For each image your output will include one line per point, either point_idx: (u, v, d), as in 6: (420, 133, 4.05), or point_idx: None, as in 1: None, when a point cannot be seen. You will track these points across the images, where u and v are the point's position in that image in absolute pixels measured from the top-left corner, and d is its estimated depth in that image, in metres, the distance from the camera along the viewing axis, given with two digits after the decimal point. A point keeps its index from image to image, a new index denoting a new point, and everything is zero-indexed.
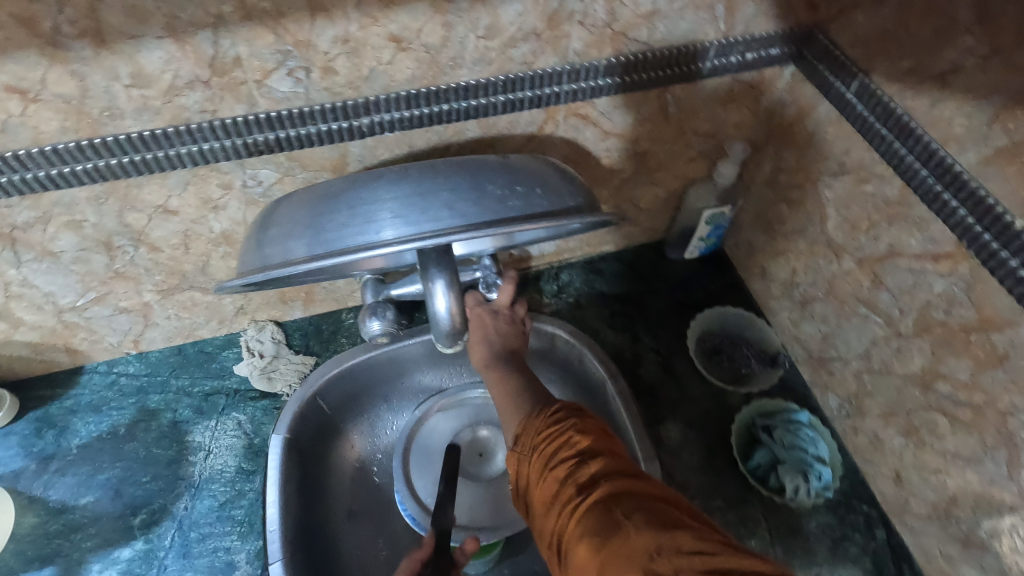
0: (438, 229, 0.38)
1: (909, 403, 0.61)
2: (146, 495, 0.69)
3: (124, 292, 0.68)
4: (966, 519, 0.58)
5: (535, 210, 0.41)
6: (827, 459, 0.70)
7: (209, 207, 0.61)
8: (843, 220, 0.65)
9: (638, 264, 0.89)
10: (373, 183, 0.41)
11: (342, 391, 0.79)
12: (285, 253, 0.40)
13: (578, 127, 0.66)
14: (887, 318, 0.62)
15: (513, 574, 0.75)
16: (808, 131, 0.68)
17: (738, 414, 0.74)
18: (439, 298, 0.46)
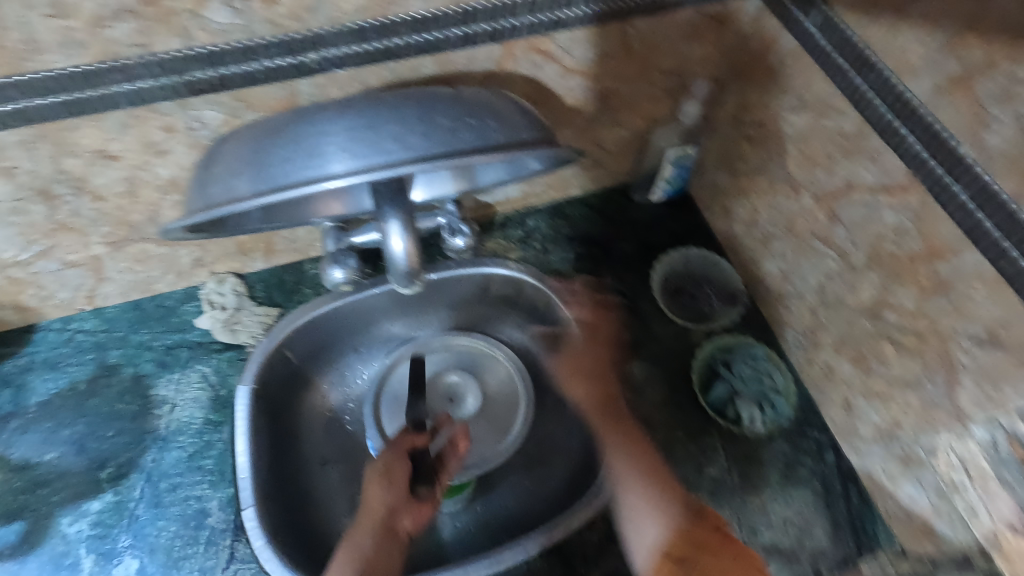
0: (387, 162, 0.37)
1: (859, 333, 0.64)
2: (112, 449, 0.68)
3: (71, 245, 0.65)
4: (907, 439, 0.61)
5: (489, 141, 0.40)
6: (781, 390, 0.73)
7: (153, 152, 0.58)
8: (803, 156, 0.66)
9: (604, 207, 0.89)
10: (318, 117, 0.39)
11: (309, 341, 0.78)
12: (229, 191, 0.39)
13: (538, 63, 0.65)
14: (841, 252, 0.64)
15: (485, 510, 0.78)
16: (771, 66, 0.67)
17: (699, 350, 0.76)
18: (395, 240, 0.46)
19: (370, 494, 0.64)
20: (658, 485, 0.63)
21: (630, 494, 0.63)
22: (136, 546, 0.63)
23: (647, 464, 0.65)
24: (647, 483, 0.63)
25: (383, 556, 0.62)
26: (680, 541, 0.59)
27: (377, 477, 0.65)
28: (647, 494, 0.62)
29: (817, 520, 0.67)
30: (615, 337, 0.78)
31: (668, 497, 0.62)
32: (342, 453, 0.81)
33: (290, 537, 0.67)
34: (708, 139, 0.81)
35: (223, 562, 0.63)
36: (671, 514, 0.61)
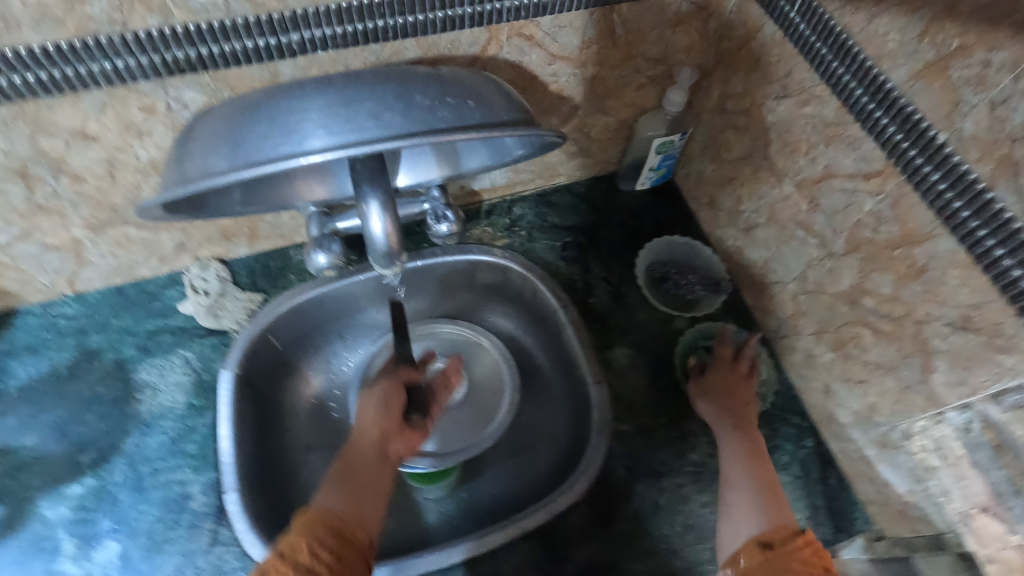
0: (363, 139, 0.37)
1: (839, 319, 0.65)
2: (94, 434, 0.68)
3: (50, 227, 0.64)
4: (884, 423, 0.62)
5: (467, 122, 0.40)
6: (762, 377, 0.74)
7: (132, 132, 0.57)
8: (785, 144, 0.66)
9: (591, 196, 0.90)
10: (294, 94, 0.39)
11: (293, 328, 0.78)
12: (205, 167, 0.39)
13: (523, 48, 0.64)
14: (822, 239, 0.65)
15: (470, 497, 0.78)
16: (754, 54, 0.67)
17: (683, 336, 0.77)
18: (375, 221, 0.46)
19: (366, 415, 0.64)
20: (773, 497, 0.57)
21: (734, 494, 0.58)
22: (118, 530, 0.63)
23: (758, 475, 0.60)
24: (755, 490, 0.58)
25: (373, 476, 0.59)
26: (778, 539, 0.52)
27: (373, 403, 0.65)
28: (762, 495, 0.57)
29: (798, 504, 0.67)
30: (739, 387, 0.70)
31: (770, 502, 0.56)
32: (328, 440, 0.80)
33: (273, 522, 0.67)
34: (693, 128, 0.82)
35: (205, 546, 0.62)
36: (778, 518, 0.54)
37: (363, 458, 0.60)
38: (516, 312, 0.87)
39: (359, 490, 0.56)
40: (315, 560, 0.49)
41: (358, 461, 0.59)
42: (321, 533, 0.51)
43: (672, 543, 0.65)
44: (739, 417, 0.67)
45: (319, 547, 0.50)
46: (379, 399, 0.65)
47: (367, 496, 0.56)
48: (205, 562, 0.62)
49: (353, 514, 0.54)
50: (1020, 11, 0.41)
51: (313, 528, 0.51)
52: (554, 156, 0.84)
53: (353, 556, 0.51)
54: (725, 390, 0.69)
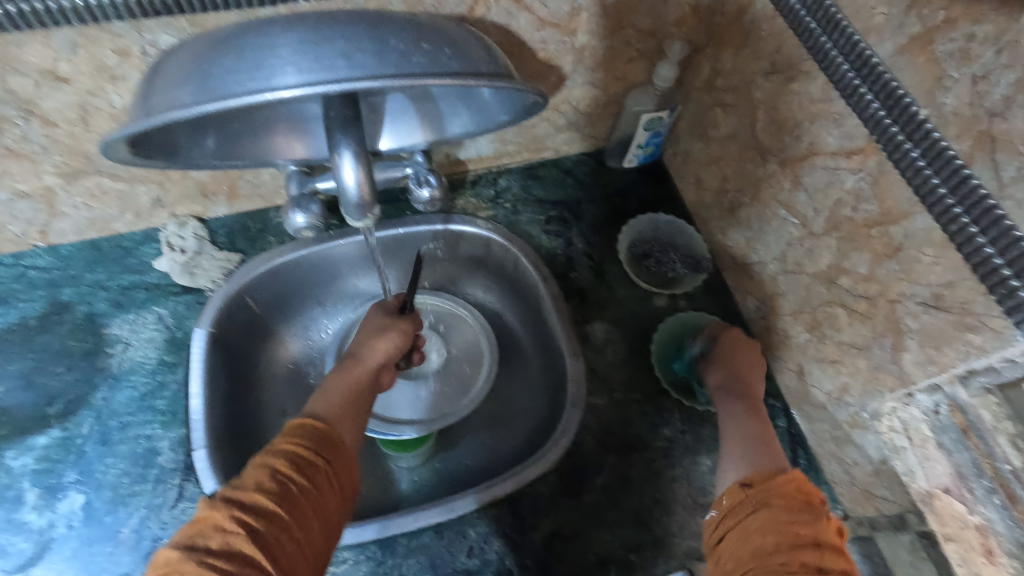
0: (333, 78, 0.36)
1: (815, 299, 0.65)
2: (61, 386, 0.67)
3: (21, 173, 0.63)
4: (854, 403, 0.63)
5: (441, 69, 0.40)
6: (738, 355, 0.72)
7: (106, 76, 0.56)
8: (771, 121, 0.66)
9: (577, 171, 0.89)
10: (264, 31, 0.38)
11: (271, 290, 0.77)
12: (170, 102, 0.38)
13: (511, 11, 0.64)
14: (803, 219, 0.65)
15: (444, 467, 0.77)
16: (745, 29, 0.67)
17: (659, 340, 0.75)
18: (347, 171, 0.45)
19: (372, 350, 0.63)
20: (765, 445, 0.58)
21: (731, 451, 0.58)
22: (83, 482, 0.62)
23: (750, 430, 0.60)
24: (746, 439, 0.59)
25: (365, 401, 0.58)
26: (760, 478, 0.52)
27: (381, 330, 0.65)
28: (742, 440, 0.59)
29: None
30: (755, 359, 0.69)
31: (763, 451, 0.57)
32: (304, 406, 0.80)
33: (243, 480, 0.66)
34: (682, 105, 0.81)
35: (171, 501, 0.62)
36: (768, 462, 0.55)
37: (359, 387, 0.58)
38: (497, 286, 0.87)
39: (355, 413, 0.55)
40: (320, 470, 0.47)
41: (356, 389, 0.58)
42: (323, 445, 0.49)
43: (640, 514, 0.65)
44: (746, 380, 0.66)
45: (324, 457, 0.48)
46: (394, 337, 0.64)
47: (361, 417, 0.56)
48: (170, 517, 0.61)
49: (350, 433, 0.53)
50: None
51: (315, 439, 0.49)
52: (542, 129, 0.83)
53: (351, 470, 0.50)
54: (736, 357, 0.68)
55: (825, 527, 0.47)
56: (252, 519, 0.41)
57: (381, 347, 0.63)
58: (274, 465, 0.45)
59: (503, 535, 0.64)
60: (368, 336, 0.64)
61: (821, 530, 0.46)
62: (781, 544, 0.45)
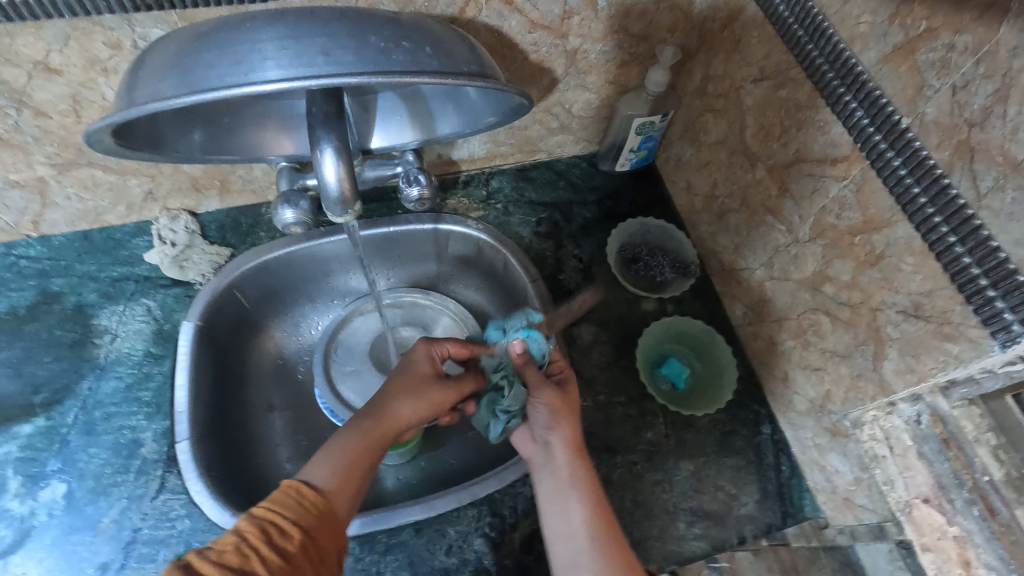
0: (312, 75, 0.36)
1: (800, 306, 0.65)
2: (48, 375, 0.68)
3: (13, 162, 0.63)
4: (837, 410, 0.62)
5: (421, 67, 0.40)
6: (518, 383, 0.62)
7: (98, 69, 0.57)
8: (759, 127, 0.66)
9: (569, 173, 0.89)
10: (246, 25, 0.38)
11: (260, 285, 0.78)
12: (152, 94, 0.38)
13: (502, 13, 0.64)
14: (789, 225, 0.65)
15: (429, 466, 0.77)
16: (735, 35, 0.67)
17: (642, 355, 0.75)
18: (328, 167, 0.45)
19: (398, 413, 0.58)
20: (615, 549, 0.53)
21: (583, 573, 0.52)
22: (65, 471, 0.62)
23: (577, 518, 0.55)
24: (604, 557, 0.52)
25: (372, 463, 0.56)
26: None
27: (410, 393, 0.59)
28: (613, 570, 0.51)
29: (748, 489, 0.68)
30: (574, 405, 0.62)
31: (612, 557, 0.52)
32: (292, 400, 0.80)
33: (228, 474, 0.67)
34: (675, 110, 0.81)
35: (152, 492, 0.62)
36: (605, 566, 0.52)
37: (370, 449, 0.56)
38: (487, 287, 0.87)
39: (352, 478, 0.53)
40: (298, 548, 0.46)
41: (365, 450, 0.55)
42: (302, 519, 0.48)
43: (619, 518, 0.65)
44: (575, 446, 0.59)
45: (304, 532, 0.47)
46: (420, 401, 0.60)
47: (360, 483, 0.54)
48: (151, 508, 0.61)
49: (340, 501, 0.51)
50: None
51: (296, 513, 0.48)
52: (535, 131, 0.83)
53: (334, 543, 0.49)
54: (561, 417, 0.59)
55: None
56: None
57: (405, 413, 0.59)
58: (247, 541, 0.44)
59: (482, 534, 0.64)
60: (393, 391, 0.60)
61: None
62: None
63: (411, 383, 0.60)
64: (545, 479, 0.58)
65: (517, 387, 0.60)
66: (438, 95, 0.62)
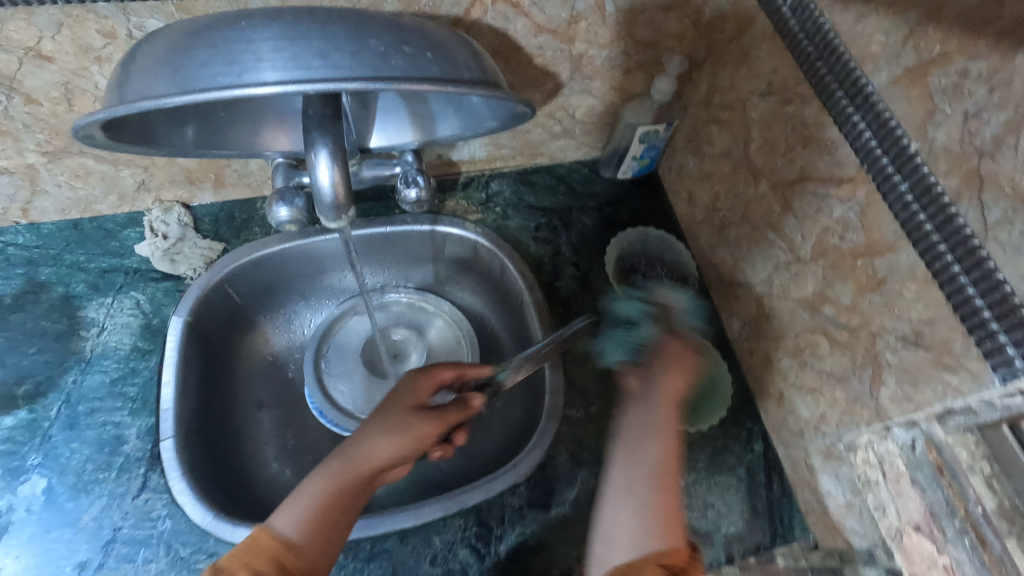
0: (306, 78, 0.35)
1: (798, 325, 0.64)
2: (32, 366, 0.66)
3: (3, 148, 0.62)
4: (831, 433, 0.62)
5: (421, 73, 0.39)
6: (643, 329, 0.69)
7: (91, 58, 0.55)
8: (764, 142, 0.65)
9: (570, 179, 0.88)
10: (241, 23, 0.37)
11: (252, 281, 0.77)
12: (142, 91, 0.37)
13: (507, 15, 0.63)
14: (790, 243, 0.64)
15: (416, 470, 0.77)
16: (743, 47, 0.66)
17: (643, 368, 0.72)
18: (322, 169, 0.43)
19: (374, 454, 0.56)
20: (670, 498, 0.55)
21: (640, 498, 0.55)
22: (46, 466, 0.61)
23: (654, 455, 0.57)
24: (663, 498, 0.55)
25: (348, 504, 0.54)
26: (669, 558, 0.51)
27: (387, 432, 0.57)
28: (659, 515, 0.54)
29: (737, 507, 0.67)
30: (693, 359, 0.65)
31: (668, 499, 0.55)
32: (281, 398, 0.79)
33: (212, 474, 0.66)
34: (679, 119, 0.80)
35: (134, 490, 0.61)
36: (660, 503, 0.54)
37: (339, 491, 0.54)
38: (483, 290, 0.87)
39: (326, 523, 0.52)
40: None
41: (337, 493, 0.53)
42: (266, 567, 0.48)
43: None
44: (676, 396, 0.62)
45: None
46: (400, 437, 0.57)
47: (335, 529, 0.52)
48: (133, 507, 0.60)
49: (309, 552, 0.50)
50: (1009, 13, 0.40)
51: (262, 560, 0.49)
52: (536, 134, 0.82)
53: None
54: (675, 365, 0.63)
55: None
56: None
57: (378, 449, 0.56)
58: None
59: (467, 545, 0.63)
60: (371, 431, 0.57)
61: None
62: None
63: (394, 422, 0.58)
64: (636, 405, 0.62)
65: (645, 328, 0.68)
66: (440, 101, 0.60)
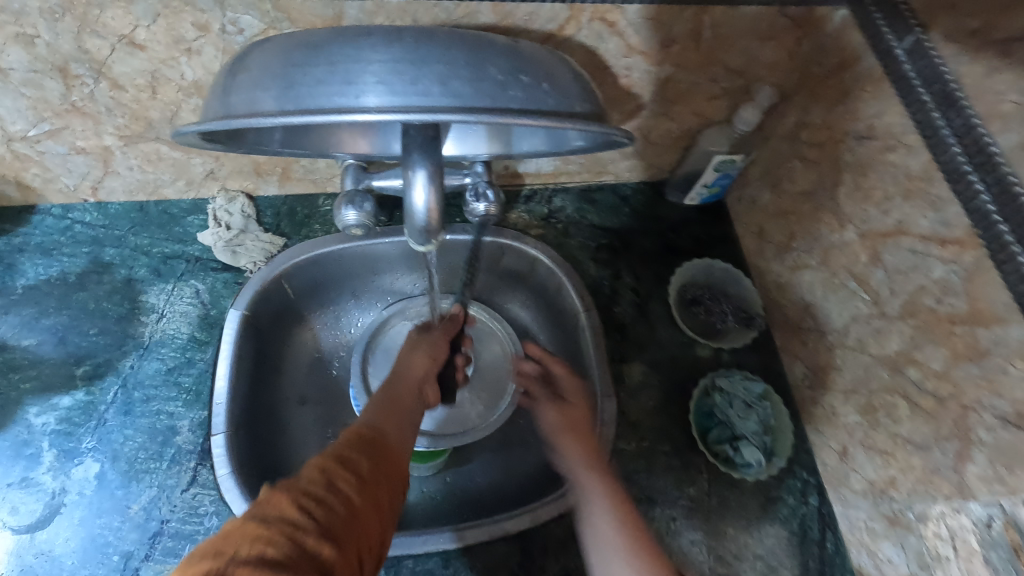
0: (425, 105, 0.33)
1: (874, 383, 0.62)
2: (92, 347, 0.67)
3: (82, 129, 0.62)
4: (899, 499, 0.59)
5: (538, 106, 0.37)
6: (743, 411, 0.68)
7: (181, 49, 0.54)
8: (857, 188, 0.62)
9: (634, 200, 0.86)
10: (358, 41, 0.35)
11: (308, 277, 0.76)
12: (250, 104, 0.36)
13: (602, 35, 0.60)
14: (874, 296, 0.61)
15: (455, 481, 0.76)
16: (844, 86, 0.63)
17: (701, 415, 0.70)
18: (418, 190, 0.41)
19: (420, 363, 0.62)
20: (648, 560, 0.53)
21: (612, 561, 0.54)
22: (100, 450, 0.62)
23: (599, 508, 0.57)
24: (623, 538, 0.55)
25: (411, 412, 0.54)
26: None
27: (420, 346, 0.64)
28: (643, 561, 0.53)
29: (788, 562, 0.65)
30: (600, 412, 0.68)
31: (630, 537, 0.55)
32: (324, 395, 0.79)
33: (257, 471, 0.65)
34: (758, 150, 0.77)
35: (183, 484, 0.61)
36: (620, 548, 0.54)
37: (406, 401, 0.55)
38: (534, 303, 0.85)
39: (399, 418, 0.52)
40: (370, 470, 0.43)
41: (402, 401, 0.55)
42: (374, 447, 0.45)
43: None
44: (586, 455, 0.63)
45: (373, 456, 0.44)
46: (434, 347, 0.65)
47: (406, 426, 0.52)
48: (181, 501, 0.60)
49: (397, 440, 0.48)
50: None
51: (369, 443, 0.45)
52: (607, 152, 0.80)
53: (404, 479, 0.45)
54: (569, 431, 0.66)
55: None
56: (315, 506, 0.38)
57: (420, 358, 0.63)
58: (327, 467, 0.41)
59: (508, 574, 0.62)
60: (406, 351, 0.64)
61: None
62: None
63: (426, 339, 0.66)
64: (573, 457, 0.63)
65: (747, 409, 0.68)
66: (529, 132, 0.58)
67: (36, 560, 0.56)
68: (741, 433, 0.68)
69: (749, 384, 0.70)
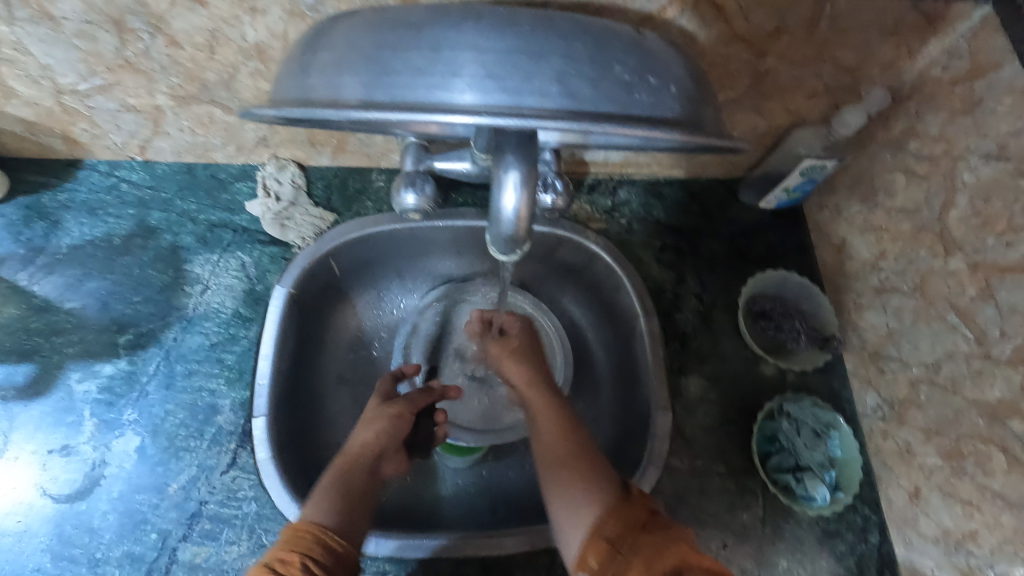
0: (540, 106, 0.29)
1: (964, 428, 0.57)
2: (136, 315, 0.65)
3: (135, 86, 0.58)
4: (978, 554, 0.56)
5: (661, 113, 0.32)
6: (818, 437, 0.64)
7: (246, 8, 0.50)
8: (973, 213, 0.56)
9: (704, 197, 0.80)
10: (470, 26, 0.31)
11: (358, 256, 0.72)
12: (336, 91, 0.32)
13: (705, 18, 0.54)
14: (979, 335, 0.56)
15: (490, 478, 0.72)
16: (970, 96, 0.55)
17: (760, 434, 0.66)
18: (508, 193, 0.37)
19: (357, 441, 0.58)
20: (583, 469, 0.53)
21: (555, 489, 0.53)
22: (141, 423, 0.60)
23: (546, 435, 0.57)
24: (564, 463, 0.54)
25: (360, 486, 0.55)
26: (608, 528, 0.48)
27: (375, 420, 0.59)
28: (577, 473, 0.52)
29: None
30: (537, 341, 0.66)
31: (571, 459, 0.54)
32: (362, 376, 0.75)
33: (299, 457, 0.63)
34: (853, 156, 0.70)
35: (223, 465, 0.59)
36: (562, 474, 0.53)
37: (348, 476, 0.55)
38: (588, 299, 0.79)
39: (348, 497, 0.53)
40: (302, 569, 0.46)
41: (349, 473, 0.55)
42: (308, 547, 0.48)
43: None
44: (527, 381, 0.61)
45: (306, 554, 0.47)
46: (380, 426, 0.59)
47: (358, 501, 0.53)
48: (220, 483, 0.59)
49: (341, 532, 0.50)
50: None
51: (304, 543, 0.48)
52: None
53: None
54: (508, 358, 0.63)
55: (639, 512, 0.49)
56: None
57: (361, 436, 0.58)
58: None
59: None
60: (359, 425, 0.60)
61: (624, 519, 0.48)
62: (600, 553, 0.47)
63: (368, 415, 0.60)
64: (517, 383, 0.62)
65: (824, 435, 0.64)
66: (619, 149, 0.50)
67: (75, 532, 0.55)
68: (806, 463, 0.63)
69: (818, 411, 0.65)
